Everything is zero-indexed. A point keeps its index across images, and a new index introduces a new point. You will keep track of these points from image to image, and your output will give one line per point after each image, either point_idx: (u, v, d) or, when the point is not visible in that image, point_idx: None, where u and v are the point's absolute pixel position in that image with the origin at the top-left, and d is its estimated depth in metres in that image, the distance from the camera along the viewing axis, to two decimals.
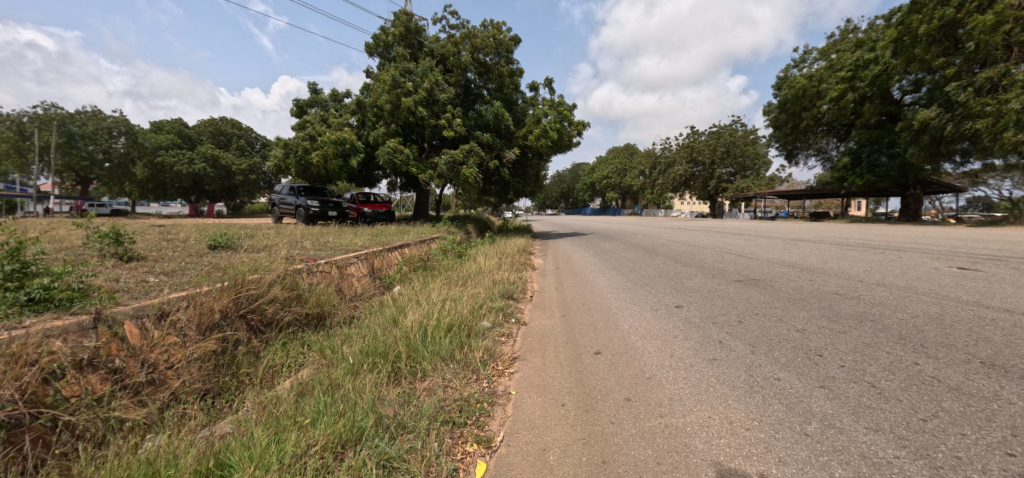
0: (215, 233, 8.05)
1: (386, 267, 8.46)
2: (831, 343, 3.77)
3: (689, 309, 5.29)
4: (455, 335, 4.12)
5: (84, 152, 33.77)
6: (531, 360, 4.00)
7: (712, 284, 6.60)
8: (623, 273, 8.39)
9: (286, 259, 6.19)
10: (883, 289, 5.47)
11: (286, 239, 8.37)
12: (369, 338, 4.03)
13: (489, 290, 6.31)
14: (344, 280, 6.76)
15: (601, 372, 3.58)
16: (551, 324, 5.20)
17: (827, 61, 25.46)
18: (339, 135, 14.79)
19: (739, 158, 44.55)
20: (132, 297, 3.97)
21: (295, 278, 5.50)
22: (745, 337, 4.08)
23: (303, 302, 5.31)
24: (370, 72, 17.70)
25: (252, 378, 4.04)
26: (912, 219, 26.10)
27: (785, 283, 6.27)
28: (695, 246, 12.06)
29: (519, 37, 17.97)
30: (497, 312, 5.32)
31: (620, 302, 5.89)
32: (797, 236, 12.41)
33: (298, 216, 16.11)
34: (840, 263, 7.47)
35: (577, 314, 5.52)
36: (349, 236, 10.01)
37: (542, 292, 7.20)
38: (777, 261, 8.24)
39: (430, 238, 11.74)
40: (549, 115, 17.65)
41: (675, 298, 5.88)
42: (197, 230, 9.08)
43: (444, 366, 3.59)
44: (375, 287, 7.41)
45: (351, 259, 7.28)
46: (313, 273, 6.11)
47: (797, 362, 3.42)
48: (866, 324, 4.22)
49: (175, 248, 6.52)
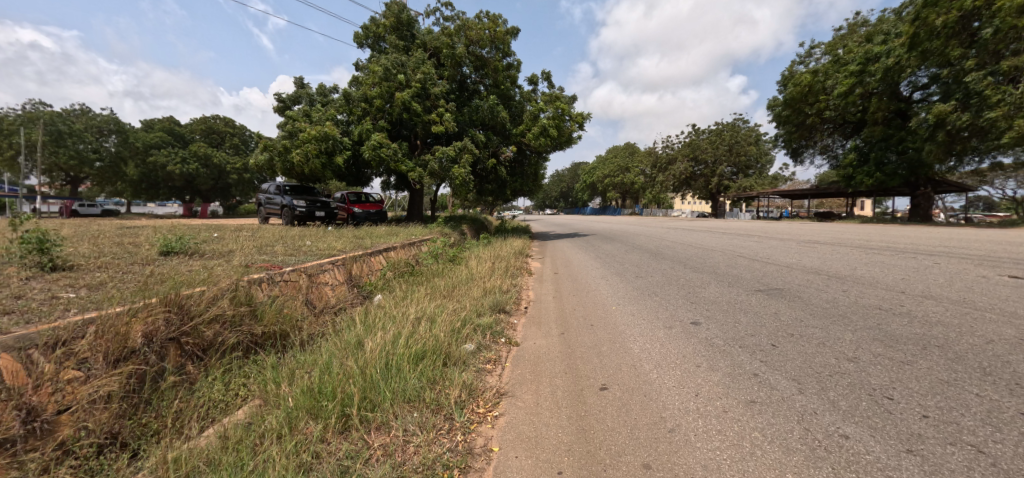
0: (174, 236, 7.23)
1: (367, 273, 7.64)
2: (898, 380, 3.00)
3: (709, 326, 4.49)
4: (429, 366, 3.35)
5: (73, 150, 32.77)
6: (521, 397, 3.22)
7: (729, 294, 5.83)
8: (629, 280, 7.60)
9: (244, 267, 5.40)
10: (934, 304, 4.70)
11: (254, 243, 7.58)
12: (323, 368, 3.29)
13: (476, 302, 5.51)
14: (315, 289, 5.99)
15: (608, 417, 2.82)
16: (547, 345, 4.41)
17: (834, 56, 24.68)
18: (321, 131, 14.06)
19: (742, 157, 43.71)
20: (23, 321, 3.21)
21: (249, 288, 4.74)
22: (787, 369, 3.30)
23: (257, 319, 4.56)
24: (359, 66, 16.92)
25: (177, 421, 3.30)
26: (923, 219, 25.28)
27: (815, 294, 5.47)
28: (702, 249, 11.28)
29: (516, 30, 17.14)
30: (482, 331, 4.52)
31: (626, 317, 5.11)
32: (811, 238, 11.61)
33: (283, 216, 15.32)
34: (871, 270, 6.68)
35: (577, 332, 4.73)
36: (329, 239, 9.21)
37: (539, 303, 6.39)
38: (797, 266, 7.47)
39: (419, 240, 10.92)
40: (547, 111, 16.81)
41: (689, 312, 5.09)
42: (159, 232, 8.25)
43: (409, 412, 2.82)
44: (351, 298, 6.61)
45: (325, 265, 6.47)
46: (275, 283, 5.32)
47: (865, 408, 2.67)
48: (932, 350, 3.46)
49: (121, 255, 5.72)
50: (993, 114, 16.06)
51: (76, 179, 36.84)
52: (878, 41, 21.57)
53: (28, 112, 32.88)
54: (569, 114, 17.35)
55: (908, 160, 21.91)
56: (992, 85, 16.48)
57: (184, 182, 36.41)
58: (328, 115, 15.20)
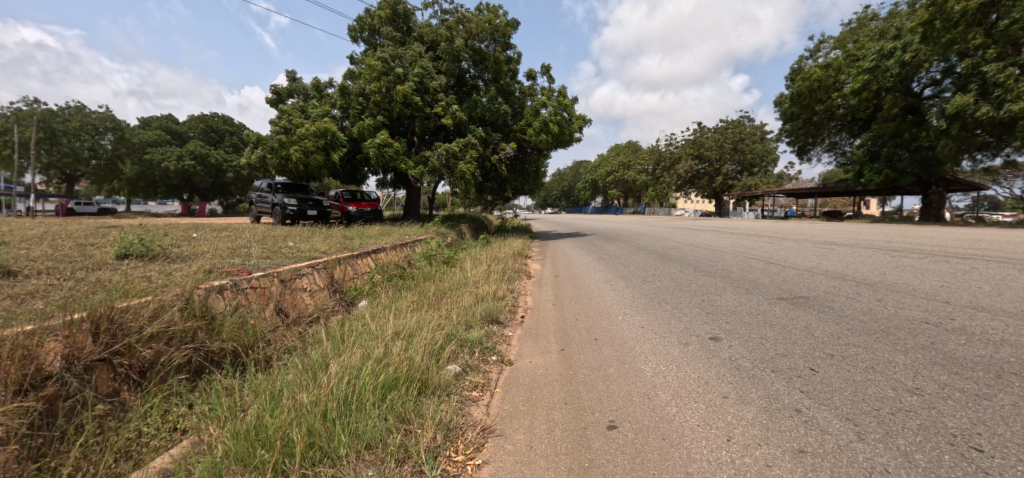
0: (141, 237, 6.59)
1: (352, 276, 7.05)
2: (983, 423, 2.40)
3: (732, 344, 3.90)
4: (399, 398, 2.77)
5: (68, 148, 32.20)
6: (511, 438, 2.63)
7: (748, 304, 5.22)
8: (636, 284, 7.00)
9: (205, 273, 4.82)
10: (990, 318, 4.09)
11: (230, 244, 6.97)
12: (272, 404, 2.72)
13: (466, 312, 4.92)
14: (289, 296, 5.42)
15: (619, 472, 2.24)
16: (545, 365, 3.80)
17: (843, 50, 23.97)
18: (319, 127, 13.45)
19: (747, 155, 43.02)
20: None
21: (205, 299, 4.19)
22: (837, 406, 2.71)
23: (214, 333, 4.02)
24: (354, 59, 16.31)
25: (95, 465, 2.76)
26: (935, 219, 24.66)
27: (846, 304, 4.88)
28: (711, 250, 10.70)
29: (516, 22, 16.54)
30: (470, 349, 3.93)
31: (635, 330, 4.53)
32: (826, 238, 11.02)
33: (274, 215, 14.74)
34: (903, 275, 6.09)
35: (580, 349, 4.13)
36: (315, 240, 8.61)
37: (538, 311, 5.78)
38: (818, 270, 6.86)
39: (413, 240, 10.32)
40: (548, 106, 16.24)
41: (706, 325, 4.50)
42: (131, 233, 7.65)
43: (368, 467, 2.23)
44: (333, 305, 6.02)
45: (302, 269, 5.88)
46: (240, 291, 4.73)
47: (952, 467, 2.07)
48: (1010, 379, 2.87)
49: (74, 258, 5.15)
50: (1014, 106, 15.55)
51: (72, 178, 36.29)
52: (891, 35, 20.89)
53: (21, 109, 32.26)
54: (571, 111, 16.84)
55: (920, 158, 21.23)
56: (1013, 76, 15.99)
57: (181, 180, 35.88)
58: (324, 110, 14.54)
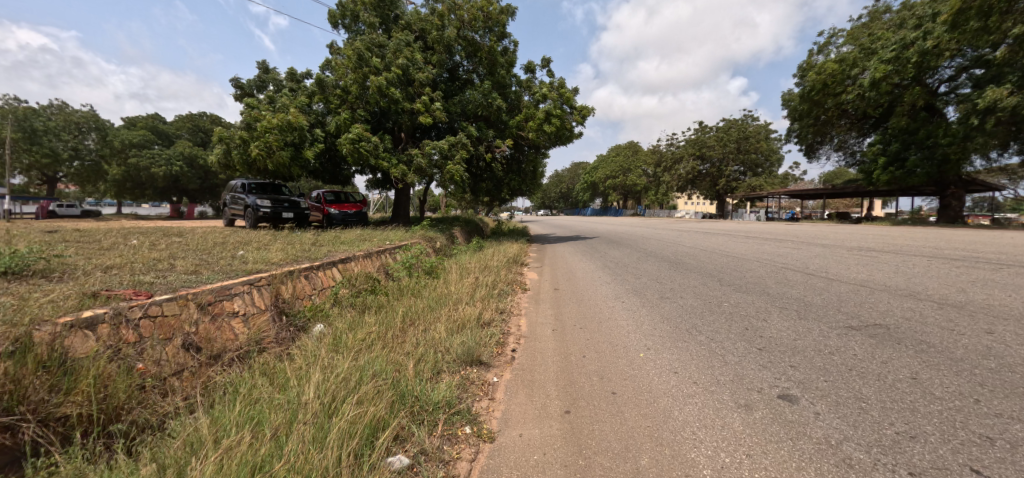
0: (25, 245, 5.18)
1: (307, 293, 5.74)
2: None
3: (818, 409, 2.65)
4: None
5: (47, 148, 30.91)
6: None
7: (811, 336, 3.93)
8: (655, 303, 5.71)
9: (83, 300, 3.51)
10: None
11: (153, 255, 5.62)
12: None
13: (438, 353, 3.64)
14: (207, 325, 4.09)
15: None
16: (539, 444, 2.54)
17: (857, 44, 22.74)
18: (284, 119, 12.10)
19: (751, 154, 41.85)
20: None
21: (54, 343, 2.90)
22: None
23: (59, 393, 2.78)
24: (336, 50, 14.92)
25: None
26: (951, 221, 23.59)
27: (946, 337, 3.65)
28: (731, 257, 9.37)
29: (511, 10, 15.27)
30: (427, 421, 2.64)
31: (668, 379, 3.26)
32: (860, 244, 9.79)
33: (247, 218, 13.38)
34: (991, 293, 4.88)
35: (593, 411, 2.87)
36: (271, 248, 7.26)
37: (536, 342, 4.47)
38: (877, 286, 5.62)
39: (392, 246, 8.98)
40: (548, 100, 15.01)
41: (767, 372, 3.22)
42: (34, 239, 6.26)
43: None
44: (272, 332, 4.70)
45: (237, 287, 4.58)
46: (127, 325, 3.42)
47: None
48: None
49: None
50: None
51: (53, 179, 34.84)
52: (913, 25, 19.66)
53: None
54: (571, 105, 15.53)
55: (935, 155, 19.98)
56: None
57: (168, 183, 34.33)
58: (297, 103, 13.18)
